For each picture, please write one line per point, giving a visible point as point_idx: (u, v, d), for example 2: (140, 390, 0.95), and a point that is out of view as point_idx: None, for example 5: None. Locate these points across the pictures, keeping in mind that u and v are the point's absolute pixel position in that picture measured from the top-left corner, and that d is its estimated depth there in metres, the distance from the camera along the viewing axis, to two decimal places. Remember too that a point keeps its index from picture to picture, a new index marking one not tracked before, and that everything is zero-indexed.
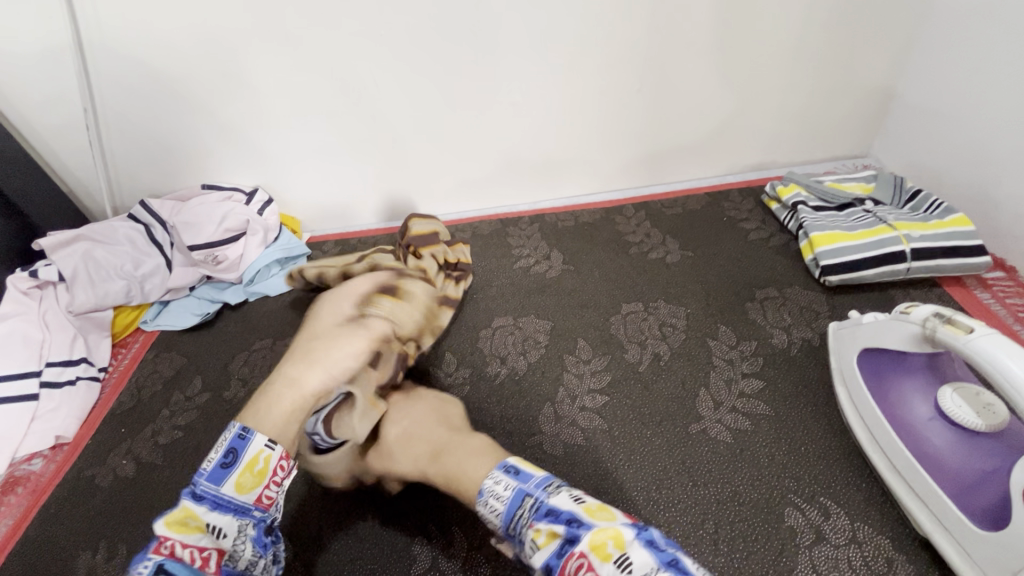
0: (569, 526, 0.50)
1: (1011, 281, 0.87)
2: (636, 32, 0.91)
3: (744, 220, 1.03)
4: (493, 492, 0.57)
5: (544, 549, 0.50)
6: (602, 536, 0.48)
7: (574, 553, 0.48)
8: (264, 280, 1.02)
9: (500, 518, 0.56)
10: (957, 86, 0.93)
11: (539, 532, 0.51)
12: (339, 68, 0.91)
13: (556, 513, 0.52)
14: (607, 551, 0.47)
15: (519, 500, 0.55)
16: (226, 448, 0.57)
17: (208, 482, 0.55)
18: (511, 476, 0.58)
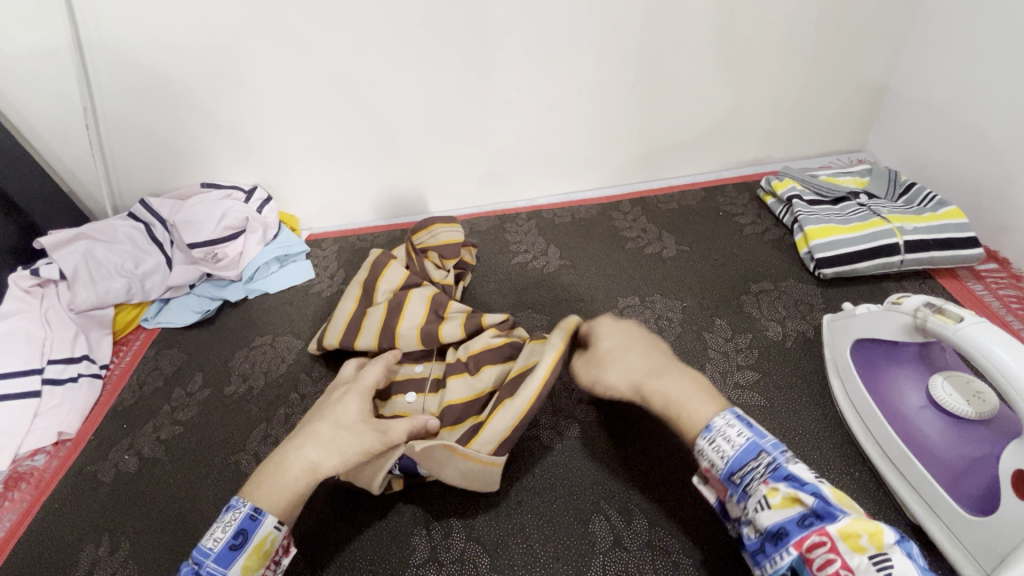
0: (815, 500, 0.48)
1: (1005, 272, 0.87)
2: (630, 29, 0.92)
3: (740, 215, 1.03)
4: (723, 434, 0.54)
5: (779, 510, 0.49)
6: (857, 527, 0.46)
7: (821, 528, 0.46)
8: (263, 277, 1.03)
9: (726, 462, 0.53)
10: (951, 79, 0.93)
11: (774, 492, 0.50)
12: (337, 66, 0.92)
13: (800, 481, 0.49)
14: (861, 543, 0.45)
15: (753, 455, 0.52)
16: (234, 530, 0.54)
17: (217, 561, 0.52)
18: (742, 425, 0.54)
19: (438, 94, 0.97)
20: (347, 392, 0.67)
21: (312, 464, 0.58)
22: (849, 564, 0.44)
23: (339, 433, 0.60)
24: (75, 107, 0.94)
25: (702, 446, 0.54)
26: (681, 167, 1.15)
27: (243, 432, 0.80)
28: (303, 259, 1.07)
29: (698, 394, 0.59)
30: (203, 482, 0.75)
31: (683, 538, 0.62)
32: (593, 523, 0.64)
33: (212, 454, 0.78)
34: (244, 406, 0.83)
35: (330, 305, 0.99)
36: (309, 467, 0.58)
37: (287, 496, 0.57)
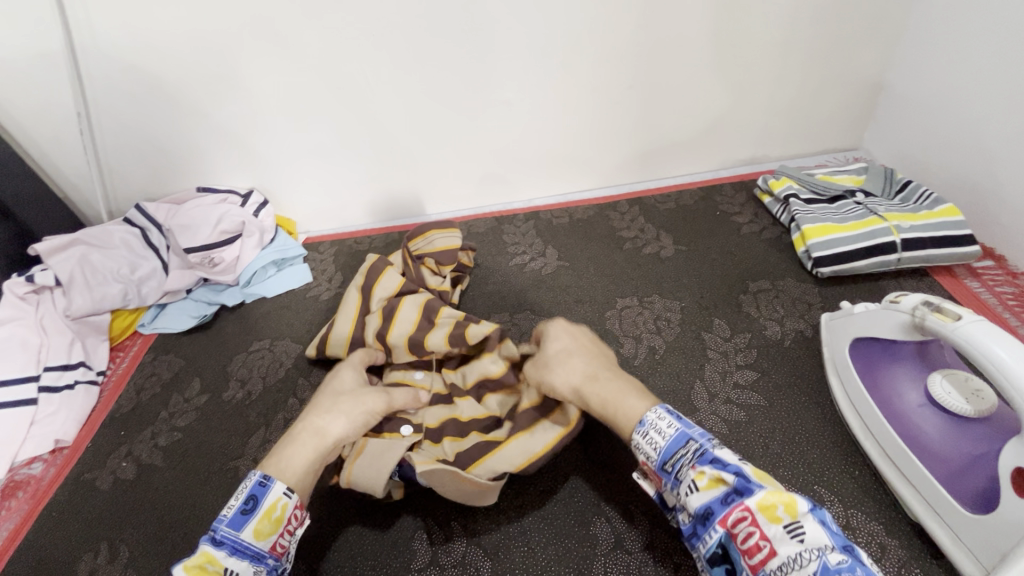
0: (736, 478, 0.47)
1: (1002, 269, 0.87)
2: (625, 28, 0.92)
3: (737, 214, 1.03)
4: (654, 426, 0.53)
5: (706, 492, 0.47)
6: (776, 499, 0.45)
7: (741, 505, 0.45)
8: (260, 281, 1.03)
9: (659, 452, 0.52)
10: (945, 76, 0.94)
11: (701, 475, 0.49)
12: (333, 68, 0.92)
13: (724, 462, 0.48)
14: (777, 514, 0.44)
15: (682, 442, 0.51)
16: (246, 494, 0.53)
17: (229, 526, 0.51)
18: (672, 418, 0.53)
19: (434, 95, 0.97)
20: (345, 366, 0.71)
21: (323, 432, 0.60)
22: (766, 535, 0.44)
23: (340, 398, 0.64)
24: (68, 111, 0.94)
25: (637, 439, 0.54)
26: (677, 167, 1.15)
27: (242, 437, 0.79)
28: (300, 263, 1.07)
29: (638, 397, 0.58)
30: (203, 488, 0.74)
31: (685, 539, 0.62)
32: (594, 525, 0.64)
33: (211, 460, 0.77)
34: (243, 411, 0.83)
35: (328, 309, 0.98)
36: (320, 431, 0.60)
37: (302, 460, 0.58)
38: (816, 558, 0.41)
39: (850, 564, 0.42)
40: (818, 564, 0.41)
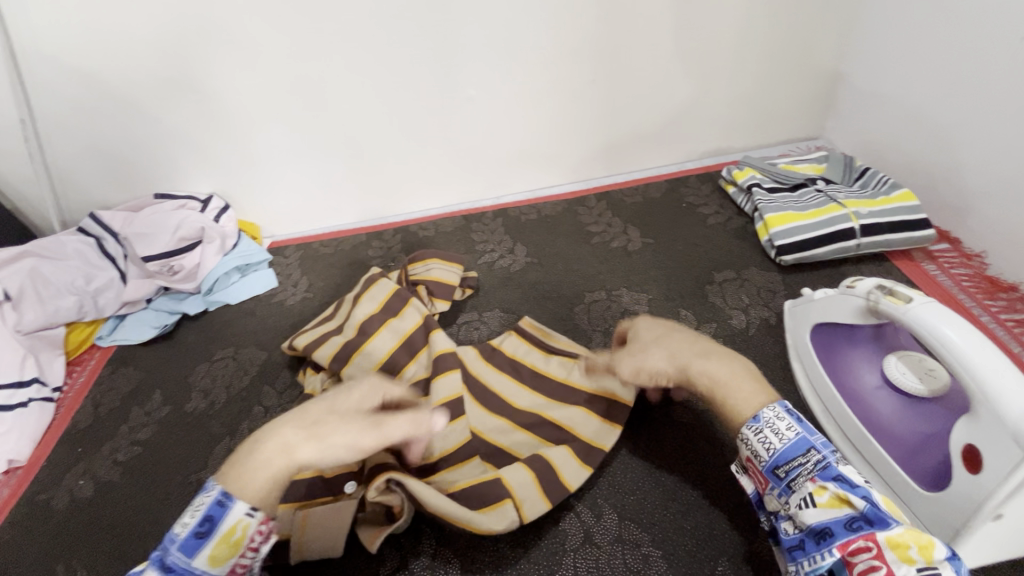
0: (866, 504, 0.49)
1: (957, 251, 0.89)
2: (584, 24, 0.93)
3: (703, 206, 1.04)
4: (770, 425, 0.55)
5: (824, 510, 0.51)
6: (905, 538, 0.47)
7: (868, 535, 0.48)
8: (223, 288, 1.00)
9: (772, 455, 0.54)
10: (897, 66, 0.96)
11: (823, 491, 0.51)
12: (289, 67, 0.90)
13: (852, 484, 0.51)
14: (910, 555, 0.46)
15: (803, 452, 0.53)
16: (201, 517, 0.51)
17: (182, 549, 0.50)
18: (795, 422, 0.55)
19: (395, 95, 0.96)
20: (360, 386, 0.60)
21: (287, 450, 0.54)
22: (893, 572, 0.46)
23: (327, 420, 0.56)
24: (12, 119, 0.90)
25: (747, 435, 0.56)
26: (644, 161, 1.15)
27: (205, 449, 0.77)
28: (265, 268, 1.04)
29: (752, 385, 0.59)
30: (164, 503, 0.72)
31: (653, 530, 0.62)
32: (563, 521, 0.64)
33: (172, 475, 0.75)
34: (206, 423, 0.80)
35: (294, 314, 0.96)
36: (291, 437, 0.54)
37: (262, 464, 0.53)
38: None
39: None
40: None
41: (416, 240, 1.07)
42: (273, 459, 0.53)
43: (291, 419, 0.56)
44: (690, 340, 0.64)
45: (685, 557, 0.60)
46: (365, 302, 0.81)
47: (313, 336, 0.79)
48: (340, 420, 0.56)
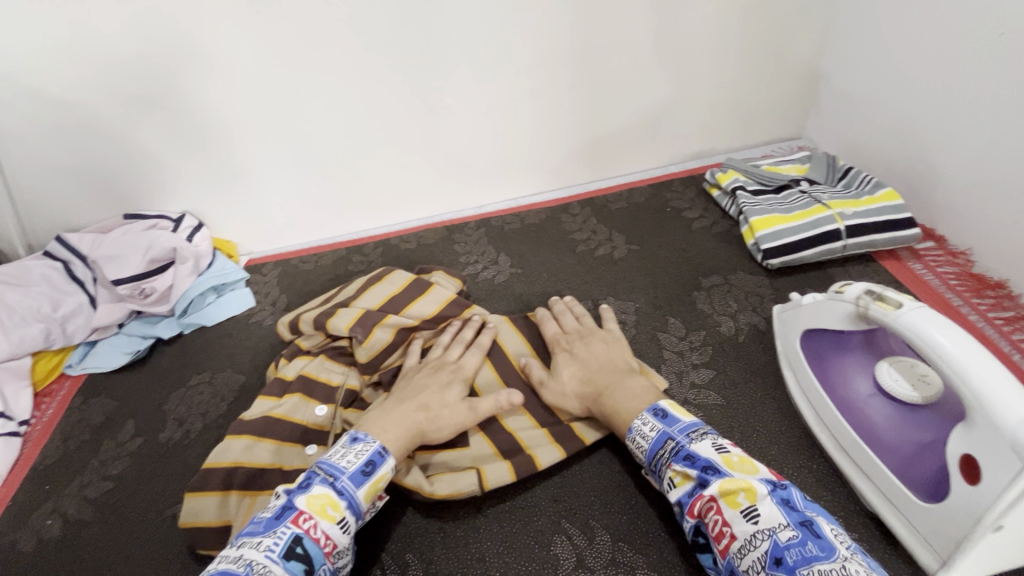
0: (704, 472, 0.52)
1: (942, 249, 0.89)
2: (563, 28, 0.91)
3: (688, 210, 1.02)
4: (640, 432, 0.59)
5: (680, 487, 0.54)
6: (735, 486, 0.50)
7: (704, 497, 0.51)
8: (198, 309, 0.97)
9: (643, 455, 0.58)
10: (875, 66, 0.96)
11: (676, 473, 0.54)
12: (261, 82, 0.88)
13: (694, 460, 0.53)
14: (737, 499, 0.49)
15: (661, 443, 0.57)
16: (365, 461, 0.57)
17: (350, 480, 0.55)
18: (655, 421, 0.58)
19: (372, 106, 0.93)
20: (454, 378, 0.68)
21: (419, 430, 0.63)
22: (727, 521, 0.49)
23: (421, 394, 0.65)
24: None
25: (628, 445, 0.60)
26: (627, 164, 1.13)
27: (180, 481, 0.74)
28: (241, 287, 1.01)
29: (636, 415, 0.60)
30: (137, 541, 0.69)
31: (647, 551, 0.60)
32: (554, 544, 0.62)
33: (146, 509, 0.72)
34: (181, 453, 0.77)
35: (272, 334, 0.93)
36: (415, 417, 0.63)
37: (394, 426, 0.62)
38: (768, 537, 0.46)
39: (802, 538, 0.45)
40: (769, 542, 0.46)
41: (398, 253, 1.05)
42: (408, 434, 0.62)
43: (411, 402, 0.64)
44: (609, 368, 0.68)
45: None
46: (419, 305, 0.80)
47: (356, 318, 0.76)
48: (451, 406, 0.65)
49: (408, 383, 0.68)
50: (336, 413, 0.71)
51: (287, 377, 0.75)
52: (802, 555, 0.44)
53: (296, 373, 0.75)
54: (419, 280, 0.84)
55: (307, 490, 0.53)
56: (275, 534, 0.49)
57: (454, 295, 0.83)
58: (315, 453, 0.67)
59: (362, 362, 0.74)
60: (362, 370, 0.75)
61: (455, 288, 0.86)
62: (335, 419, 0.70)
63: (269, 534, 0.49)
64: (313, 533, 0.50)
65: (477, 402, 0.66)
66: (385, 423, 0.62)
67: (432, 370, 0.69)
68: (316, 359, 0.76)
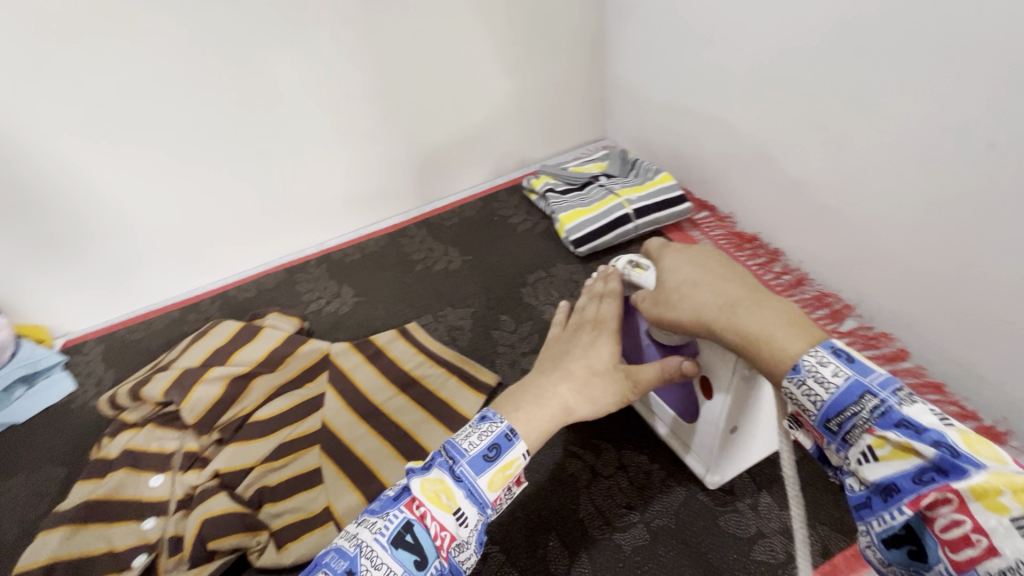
0: (938, 450, 0.34)
1: (714, 216, 1.05)
2: (359, 66, 0.97)
3: (513, 216, 1.12)
4: (814, 376, 0.39)
5: (887, 464, 0.35)
6: (992, 480, 0.31)
7: (942, 486, 0.33)
8: (5, 406, 0.88)
9: (821, 411, 0.39)
10: (638, 69, 1.13)
11: (882, 443, 0.36)
12: (39, 149, 0.85)
13: (917, 428, 0.35)
14: (1003, 503, 0.30)
15: (854, 399, 0.37)
16: (489, 443, 0.45)
17: (470, 465, 0.44)
18: (843, 362, 0.39)
19: (174, 159, 0.92)
20: (599, 336, 0.56)
21: (567, 406, 0.51)
22: (980, 527, 0.31)
23: (569, 362, 0.54)
24: None
25: (790, 391, 0.40)
26: (457, 181, 1.21)
27: None
28: (59, 371, 0.93)
29: (787, 326, 0.43)
30: None
31: (488, 530, 0.67)
32: None
33: None
34: None
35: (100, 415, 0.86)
36: (564, 390, 0.51)
37: (536, 407, 0.50)
38: None
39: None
40: None
41: (237, 304, 1.02)
42: (552, 411, 0.50)
43: (553, 373, 0.53)
44: (729, 264, 0.51)
45: (519, 542, 0.65)
46: (246, 352, 0.80)
47: (174, 380, 0.74)
48: (601, 375, 0.53)
49: (559, 345, 0.58)
50: (174, 480, 0.69)
51: (111, 456, 0.70)
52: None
53: (121, 450, 0.71)
54: (246, 326, 0.84)
55: (425, 473, 0.44)
56: (388, 515, 0.41)
57: (288, 332, 0.84)
58: (154, 525, 0.65)
59: (192, 423, 0.73)
60: (198, 431, 0.73)
61: (291, 326, 0.87)
62: (175, 485, 0.68)
63: (382, 515, 0.41)
64: (428, 522, 0.41)
65: (634, 371, 0.55)
66: (523, 393, 0.51)
67: (587, 330, 0.58)
68: (143, 430, 0.73)
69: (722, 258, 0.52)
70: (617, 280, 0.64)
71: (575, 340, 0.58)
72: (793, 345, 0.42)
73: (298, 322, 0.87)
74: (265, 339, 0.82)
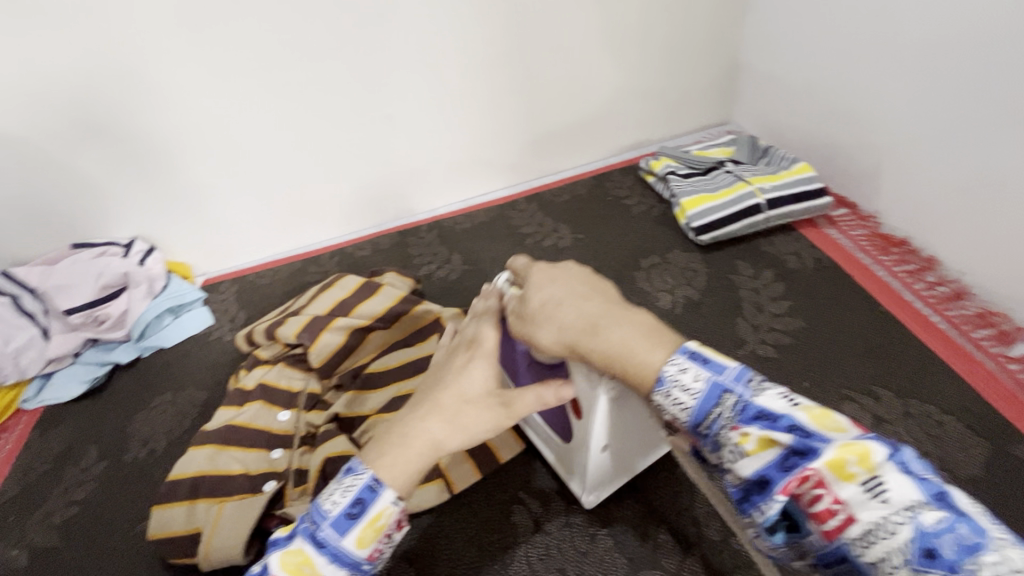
0: (793, 435, 0.37)
1: (854, 214, 0.96)
2: (496, 34, 0.96)
3: (627, 197, 1.08)
4: (676, 383, 0.42)
5: (755, 457, 0.38)
6: (845, 452, 0.35)
7: (804, 468, 0.36)
8: (156, 332, 0.97)
9: (688, 415, 0.41)
10: (786, 48, 1.03)
11: (746, 437, 0.38)
12: (201, 102, 0.90)
13: (773, 417, 0.38)
14: (850, 470, 0.34)
15: (716, 399, 0.40)
16: (351, 500, 0.45)
17: (332, 529, 0.45)
18: (699, 366, 0.41)
19: (315, 118, 0.96)
20: (473, 359, 0.52)
21: (434, 441, 0.48)
22: (840, 498, 0.35)
23: (439, 394, 0.50)
24: None
25: (659, 402, 0.42)
26: (569, 158, 1.18)
27: (147, 499, 0.75)
28: (199, 306, 1.02)
29: (644, 339, 0.45)
30: (106, 560, 0.70)
31: (599, 511, 0.64)
32: (513, 514, 0.65)
33: (115, 529, 0.72)
34: (146, 472, 0.78)
35: (233, 349, 0.94)
36: (435, 425, 0.48)
37: (408, 452, 0.47)
38: (908, 520, 0.32)
39: (950, 520, 0.32)
40: (912, 529, 0.32)
41: (354, 261, 1.07)
42: (417, 449, 0.47)
43: (421, 407, 0.50)
44: (590, 285, 0.52)
45: (632, 529, 0.63)
46: (368, 305, 0.82)
47: (305, 325, 0.79)
48: (473, 402, 0.49)
49: (431, 377, 0.54)
50: (299, 417, 0.74)
51: (247, 387, 0.77)
52: (960, 543, 0.31)
53: (256, 382, 0.77)
54: (369, 281, 0.86)
55: (286, 546, 0.46)
56: None
57: (405, 292, 0.86)
58: (281, 456, 0.70)
59: (317, 366, 0.77)
60: (320, 374, 0.78)
61: (406, 286, 0.89)
62: (299, 422, 0.73)
63: None
64: None
65: (511, 393, 0.50)
66: (395, 431, 0.49)
67: (460, 360, 0.53)
68: (275, 367, 0.79)
69: (587, 278, 0.53)
70: (496, 299, 0.59)
71: (440, 373, 0.53)
72: (655, 355, 0.44)
73: (414, 283, 0.90)
74: (387, 295, 0.84)
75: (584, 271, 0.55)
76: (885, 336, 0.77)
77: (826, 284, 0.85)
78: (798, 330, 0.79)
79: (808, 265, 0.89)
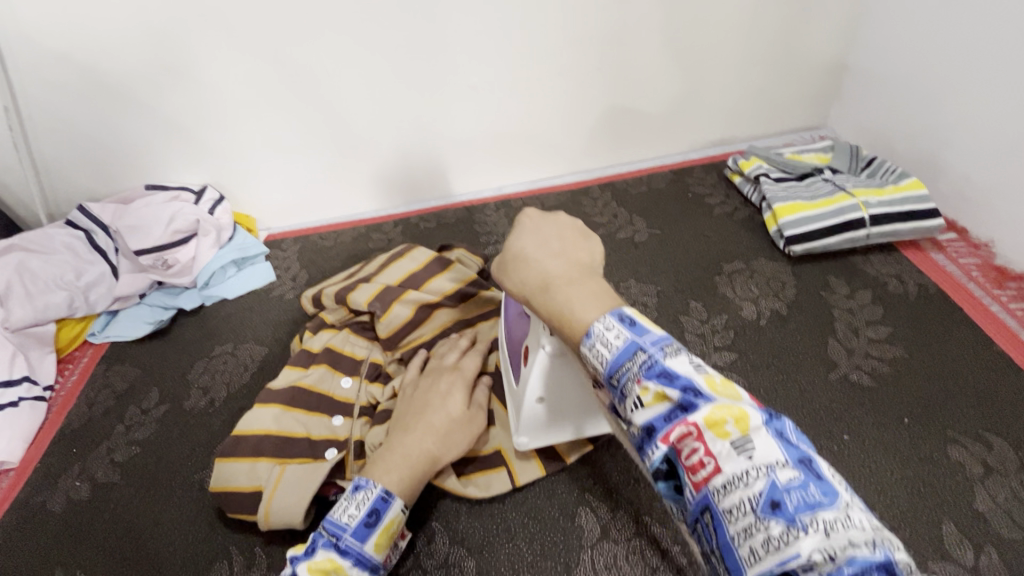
0: (686, 394, 0.35)
1: (964, 241, 0.88)
2: (590, 11, 0.91)
3: (710, 196, 1.02)
4: (601, 339, 0.39)
5: (652, 410, 0.36)
6: (724, 412, 0.34)
7: (687, 424, 0.34)
8: (220, 282, 0.97)
9: (603, 368, 0.39)
10: (905, 52, 0.95)
11: (647, 392, 0.36)
12: (284, 56, 0.88)
13: (673, 375, 0.36)
14: (725, 429, 0.33)
15: (629, 354, 0.38)
16: (369, 510, 0.55)
17: (354, 537, 0.54)
18: (628, 325, 0.39)
19: (395, 82, 0.93)
20: (454, 385, 0.65)
21: (430, 455, 0.60)
22: (711, 452, 0.33)
23: (424, 418, 0.61)
24: None
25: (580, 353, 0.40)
26: (648, 149, 1.13)
27: (206, 449, 0.75)
28: (262, 261, 1.01)
29: (598, 303, 0.41)
30: (164, 503, 0.70)
31: (672, 525, 0.61)
32: (579, 516, 0.63)
33: (173, 474, 0.73)
34: (205, 421, 0.78)
35: (294, 308, 0.94)
36: (428, 442, 0.60)
37: (404, 465, 0.58)
38: (762, 476, 0.31)
39: (803, 480, 0.31)
40: (764, 484, 0.31)
41: (418, 232, 1.05)
42: (418, 464, 0.59)
43: (415, 429, 0.60)
44: (571, 241, 0.47)
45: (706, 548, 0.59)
46: (438, 282, 0.79)
47: (376, 294, 0.76)
48: (457, 421, 0.62)
49: (410, 401, 0.64)
50: (361, 386, 0.72)
51: (313, 349, 0.76)
52: (804, 500, 0.30)
53: (322, 346, 0.76)
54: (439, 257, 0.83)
55: (310, 557, 0.53)
56: None
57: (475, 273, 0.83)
58: (343, 424, 0.68)
59: (384, 337, 0.75)
60: (385, 346, 0.75)
61: (476, 267, 0.86)
62: (361, 392, 0.71)
63: None
64: None
65: (480, 405, 0.65)
66: (396, 451, 0.59)
67: (436, 389, 0.64)
68: (341, 333, 0.78)
69: (567, 236, 0.47)
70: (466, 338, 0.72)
71: (420, 399, 0.64)
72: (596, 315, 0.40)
73: (483, 265, 0.87)
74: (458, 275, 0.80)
75: (576, 227, 0.48)
76: (998, 379, 0.71)
77: (931, 314, 0.79)
78: (897, 359, 0.74)
79: (911, 291, 0.82)
